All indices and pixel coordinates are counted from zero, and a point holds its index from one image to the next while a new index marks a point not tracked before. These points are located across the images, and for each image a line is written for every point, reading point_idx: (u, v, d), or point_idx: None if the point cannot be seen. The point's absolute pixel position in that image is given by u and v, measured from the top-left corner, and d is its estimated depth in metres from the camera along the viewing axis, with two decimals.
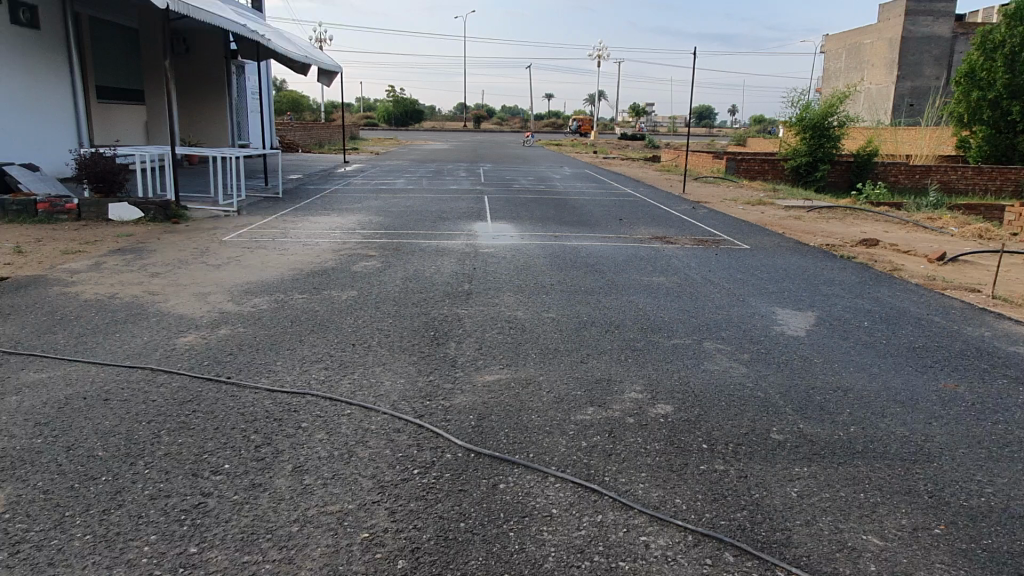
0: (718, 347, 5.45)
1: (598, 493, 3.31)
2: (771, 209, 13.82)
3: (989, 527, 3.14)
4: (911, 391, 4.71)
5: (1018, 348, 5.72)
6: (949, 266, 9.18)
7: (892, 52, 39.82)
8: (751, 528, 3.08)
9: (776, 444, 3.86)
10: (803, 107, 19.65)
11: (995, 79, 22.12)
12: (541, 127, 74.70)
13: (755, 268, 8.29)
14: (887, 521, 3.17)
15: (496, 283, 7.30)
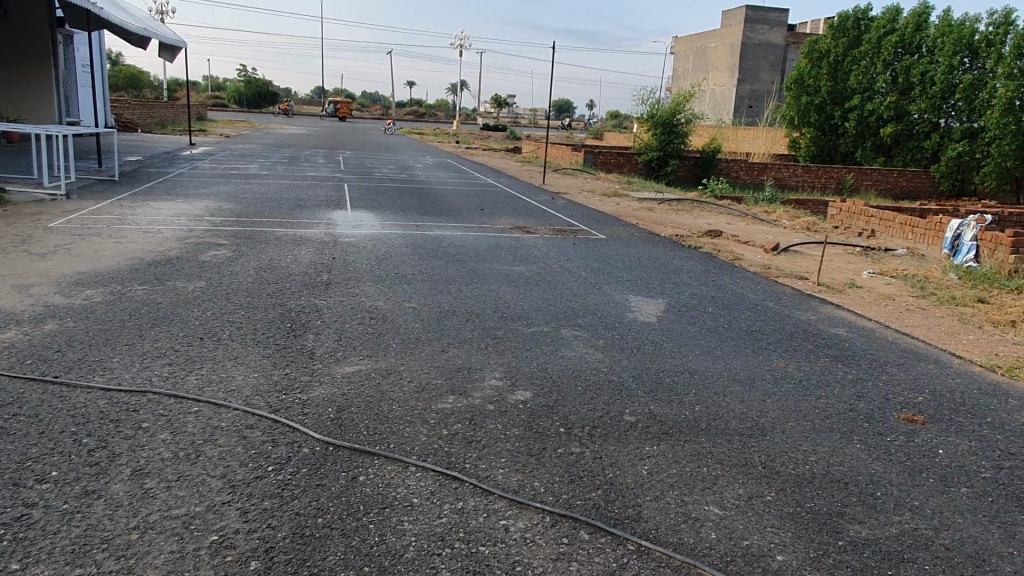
0: (575, 334, 5.64)
1: (459, 480, 3.33)
2: (626, 201, 14.43)
3: (812, 492, 3.47)
4: (748, 371, 5.10)
5: (838, 330, 6.34)
6: (781, 255, 10.01)
7: (733, 57, 42.64)
8: (605, 506, 3.21)
9: (628, 425, 4.05)
10: (653, 104, 20.66)
11: (821, 86, 24.22)
12: (403, 114, 73.77)
13: (610, 258, 8.63)
14: (727, 491, 3.41)
15: (356, 273, 7.13)
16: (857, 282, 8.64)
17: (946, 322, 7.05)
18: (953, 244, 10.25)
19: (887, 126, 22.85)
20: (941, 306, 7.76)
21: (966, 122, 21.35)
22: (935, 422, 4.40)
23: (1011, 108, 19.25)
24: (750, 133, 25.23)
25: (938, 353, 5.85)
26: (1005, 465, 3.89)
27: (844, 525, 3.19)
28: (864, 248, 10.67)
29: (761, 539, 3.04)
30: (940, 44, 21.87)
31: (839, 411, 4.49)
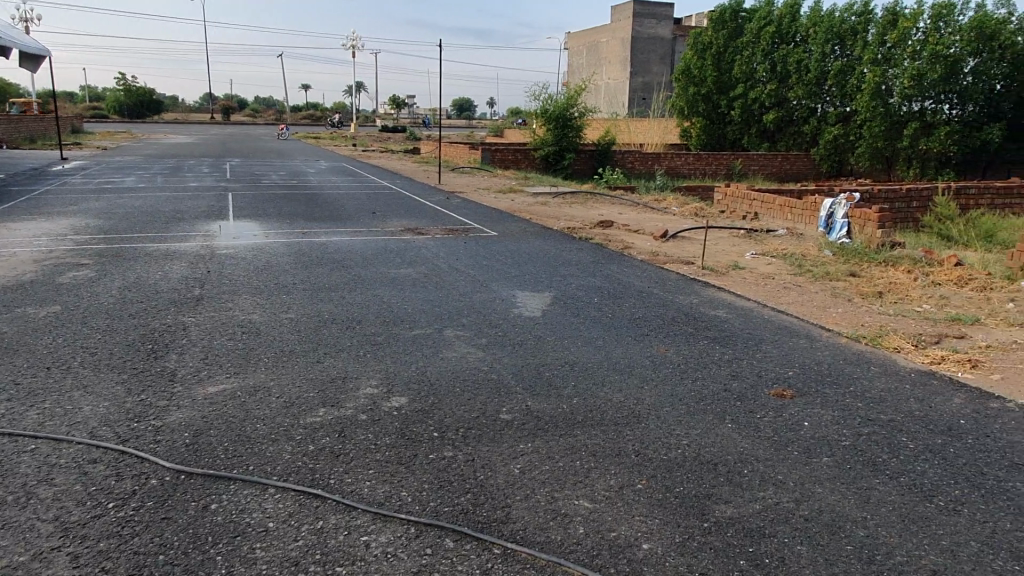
0: (458, 334, 5.54)
1: (320, 498, 3.17)
2: (521, 196, 14.48)
3: (681, 475, 3.49)
4: (628, 358, 5.15)
5: (718, 311, 6.50)
6: (670, 242, 10.22)
7: (624, 50, 43.58)
8: (474, 511, 3.12)
9: (504, 424, 3.98)
10: (546, 99, 20.84)
11: (707, 76, 25.06)
12: (299, 118, 71.86)
13: (501, 254, 8.59)
14: (598, 483, 3.39)
15: (231, 286, 6.78)
16: (740, 264, 8.91)
17: (821, 297, 7.35)
18: (827, 222, 10.74)
19: (769, 112, 23.86)
20: (817, 282, 8.10)
21: (839, 106, 22.52)
22: (802, 395, 4.55)
23: (878, 91, 20.42)
24: (642, 124, 25.86)
25: (809, 328, 6.08)
26: (864, 431, 4.05)
27: (710, 506, 3.22)
28: (748, 231, 11.06)
29: (628, 529, 3.02)
30: (812, 33, 23.01)
31: (713, 391, 4.58)
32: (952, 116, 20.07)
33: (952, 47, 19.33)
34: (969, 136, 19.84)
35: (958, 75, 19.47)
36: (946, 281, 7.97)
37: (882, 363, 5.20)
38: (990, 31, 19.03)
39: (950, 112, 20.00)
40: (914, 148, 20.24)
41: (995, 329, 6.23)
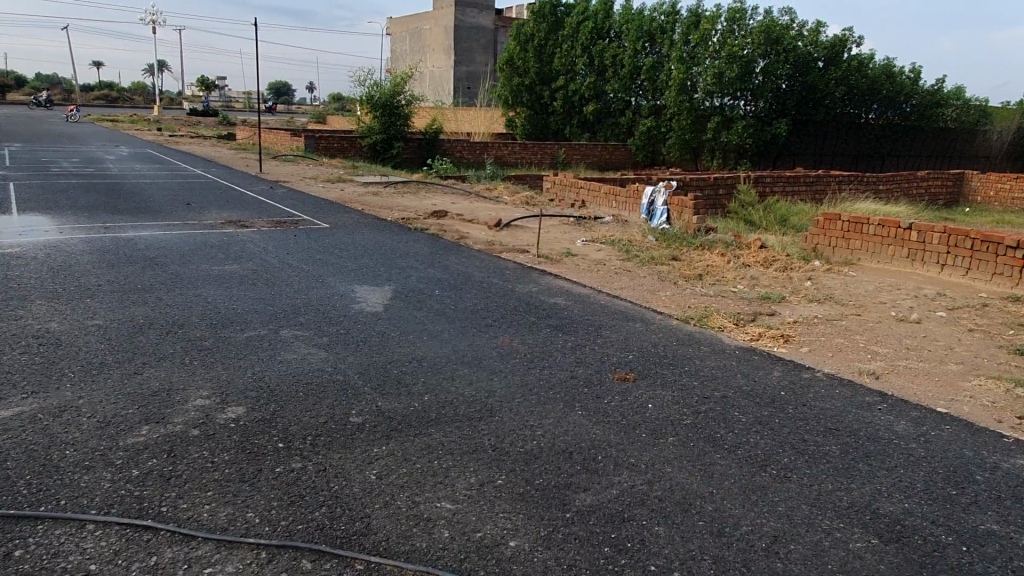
0: (296, 335, 5.20)
1: (153, 530, 2.81)
2: (350, 186, 13.99)
3: (539, 467, 3.50)
4: (475, 351, 5.10)
5: (557, 299, 6.64)
6: (504, 231, 10.32)
7: (447, 39, 43.31)
8: (331, 526, 2.92)
9: (354, 428, 3.78)
10: (371, 86, 20.30)
11: (529, 67, 25.59)
12: (90, 99, 64.74)
13: (335, 248, 8.21)
14: (458, 483, 3.30)
15: (20, 292, 5.91)
16: (572, 251, 9.18)
17: (649, 281, 7.75)
18: (649, 209, 11.40)
19: (588, 104, 24.89)
20: (643, 266, 8.54)
21: (651, 100, 23.94)
22: (643, 378, 4.75)
23: (684, 87, 21.94)
24: (468, 113, 25.96)
25: (642, 311, 6.38)
26: (701, 409, 4.29)
27: (570, 496, 3.25)
28: (577, 218, 11.44)
29: (494, 528, 2.97)
30: (625, 30, 24.29)
31: (561, 379, 4.66)
32: (747, 111, 22.05)
33: (746, 48, 21.24)
34: (761, 130, 21.92)
35: (751, 74, 21.41)
36: (755, 263, 8.72)
37: (709, 342, 5.57)
38: (775, 35, 21.14)
39: (745, 108, 21.96)
40: (717, 141, 22.02)
41: (798, 305, 6.89)
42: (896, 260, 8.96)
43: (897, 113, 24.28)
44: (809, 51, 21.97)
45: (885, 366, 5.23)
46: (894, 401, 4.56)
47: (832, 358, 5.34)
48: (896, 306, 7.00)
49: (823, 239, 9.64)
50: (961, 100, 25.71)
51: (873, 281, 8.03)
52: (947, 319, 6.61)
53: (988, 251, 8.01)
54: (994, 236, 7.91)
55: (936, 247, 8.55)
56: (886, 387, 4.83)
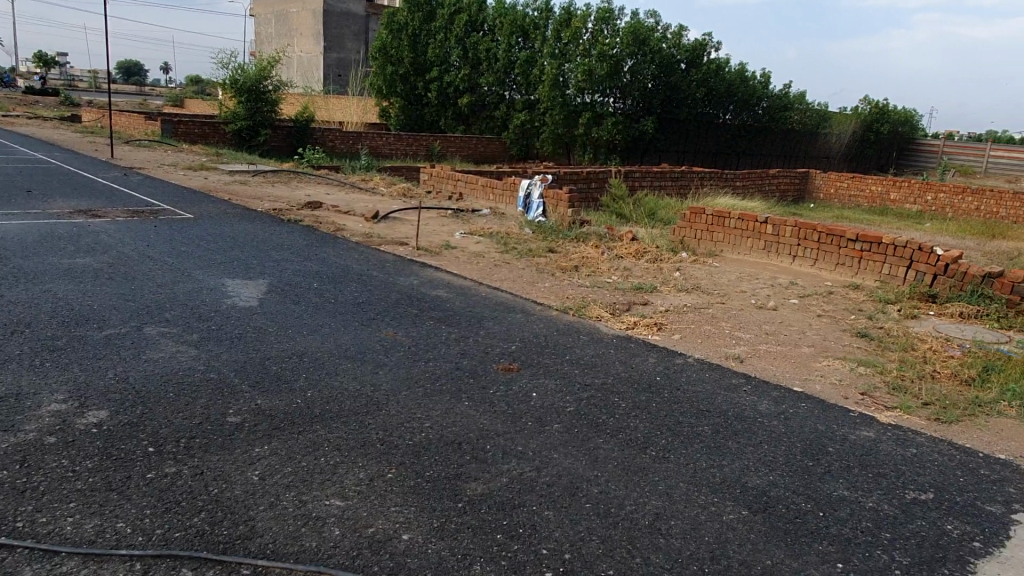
0: (163, 331, 4.88)
1: (7, 549, 2.56)
2: (214, 174, 13.24)
3: (430, 459, 3.49)
4: (357, 344, 5.00)
5: (439, 292, 6.62)
6: (382, 223, 10.15)
7: (315, 25, 40.53)
8: (212, 531, 2.77)
9: (232, 428, 3.60)
10: (235, 69, 19.28)
11: (403, 56, 25.16)
12: None
13: (201, 239, 7.74)
14: (347, 479, 3.23)
15: None
16: (451, 244, 9.16)
17: (527, 273, 7.89)
18: (525, 201, 11.60)
19: (463, 96, 24.88)
20: (522, 258, 8.67)
21: (525, 94, 24.27)
22: (526, 367, 4.84)
23: (557, 83, 22.39)
24: (340, 101, 25.20)
25: (523, 302, 6.49)
26: (583, 395, 4.44)
27: (461, 486, 3.26)
28: (455, 211, 11.43)
29: (386, 522, 2.93)
30: (498, 24, 24.48)
31: (446, 370, 4.67)
32: (616, 108, 22.84)
33: (615, 48, 21.97)
34: (630, 127, 22.79)
35: (620, 73, 22.19)
36: (627, 254, 9.08)
37: (588, 331, 5.76)
38: (642, 37, 22.00)
39: (614, 105, 22.74)
40: (588, 136, 22.63)
41: (668, 295, 7.25)
42: (754, 252, 9.61)
43: (750, 115, 26.05)
44: (672, 53, 23.04)
45: (747, 350, 5.62)
46: (756, 382, 4.91)
47: (701, 344, 5.66)
48: (756, 294, 7.51)
49: (689, 232, 10.20)
50: (805, 104, 27.87)
51: (734, 271, 8.58)
52: (799, 306, 7.18)
53: (832, 243, 8.76)
54: (837, 230, 8.68)
55: (788, 240, 9.24)
56: (749, 369, 5.19)
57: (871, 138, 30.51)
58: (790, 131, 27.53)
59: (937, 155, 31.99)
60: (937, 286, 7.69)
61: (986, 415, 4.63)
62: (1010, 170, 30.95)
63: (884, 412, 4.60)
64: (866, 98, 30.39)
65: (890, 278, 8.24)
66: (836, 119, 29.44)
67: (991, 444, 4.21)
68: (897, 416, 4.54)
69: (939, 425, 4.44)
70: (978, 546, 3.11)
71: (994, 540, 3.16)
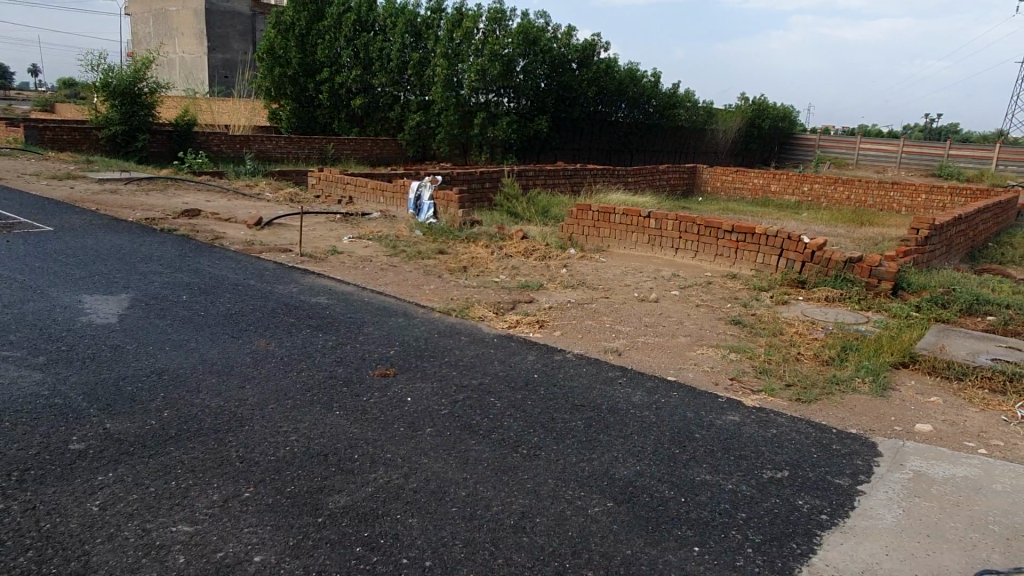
0: (4, 356, 4.51)
1: None
2: (82, 183, 12.42)
3: (291, 474, 3.36)
4: (225, 358, 4.78)
5: (320, 298, 6.43)
6: (265, 230, 9.78)
7: (198, 23, 38.35)
8: (38, 570, 2.57)
9: (74, 457, 3.35)
10: (105, 72, 18.18)
11: (290, 58, 24.36)
12: None
13: (58, 254, 7.21)
14: (198, 502, 3.07)
15: None
16: (338, 249, 8.94)
17: (414, 275, 7.78)
18: (416, 204, 11.42)
19: (355, 98, 24.41)
20: (410, 261, 8.56)
21: (419, 95, 24.17)
22: (404, 372, 4.77)
23: (450, 83, 22.27)
24: (225, 104, 24.17)
25: (406, 306, 6.39)
26: (459, 398, 4.40)
27: (323, 500, 3.16)
28: (344, 215, 11.19)
29: (237, 545, 2.80)
30: (389, 24, 24.17)
31: (319, 380, 4.52)
32: (511, 108, 22.95)
33: (506, 47, 22.06)
34: (524, 126, 22.93)
35: (512, 73, 22.30)
36: (516, 253, 9.13)
37: (470, 332, 5.74)
38: (533, 37, 22.28)
39: (508, 104, 22.82)
40: (484, 136, 22.59)
41: (553, 291, 7.33)
42: (639, 246, 9.87)
43: (640, 113, 26.80)
44: (562, 53, 23.43)
45: (626, 343, 5.74)
46: (632, 374, 5.02)
47: (581, 339, 5.75)
48: (638, 288, 7.69)
49: (577, 228, 10.36)
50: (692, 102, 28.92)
51: (620, 266, 8.77)
52: (679, 297, 7.41)
53: (711, 235, 9.10)
54: (715, 222, 9.00)
55: (670, 234, 9.54)
56: (626, 362, 5.30)
57: (753, 134, 32.08)
58: (678, 128, 28.54)
59: (814, 149, 34.01)
60: (806, 272, 8.12)
61: (842, 392, 4.91)
62: (878, 161, 33.32)
63: (750, 395, 4.79)
64: (746, 95, 32.02)
65: (764, 267, 8.64)
66: (721, 116, 30.76)
67: (845, 419, 4.46)
68: (762, 398, 4.75)
69: (800, 405, 4.67)
70: (825, 518, 3.27)
71: (839, 511, 3.34)
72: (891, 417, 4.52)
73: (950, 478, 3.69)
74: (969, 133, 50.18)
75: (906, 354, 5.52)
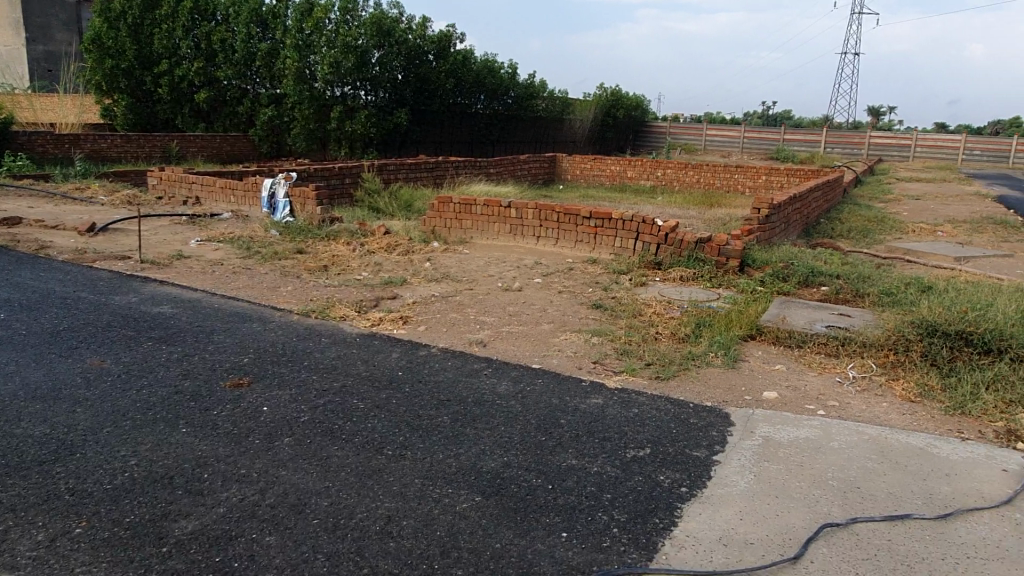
0: None
1: None
2: None
3: (130, 503, 3.07)
4: (51, 380, 4.32)
5: (164, 308, 5.97)
6: (100, 236, 8.98)
7: (12, 12, 34.65)
8: None
9: None
10: None
11: (123, 49, 22.45)
12: None
13: None
14: (20, 545, 2.74)
15: None
16: (184, 253, 8.36)
17: (270, 277, 7.41)
18: (270, 202, 10.93)
19: (199, 92, 22.97)
20: (266, 262, 8.14)
21: (269, 88, 23.30)
22: (259, 380, 4.49)
23: (303, 76, 21.36)
24: (49, 100, 22.00)
25: (260, 310, 6.06)
26: (319, 403, 4.20)
27: (168, 527, 2.90)
28: (190, 217, 10.49)
29: None
30: (233, 14, 22.91)
31: (163, 397, 4.17)
32: (368, 101, 22.44)
33: (360, 39, 21.53)
34: (383, 120, 22.47)
35: (368, 64, 21.78)
36: (378, 249, 8.92)
37: (330, 333, 5.51)
38: (387, 28, 21.90)
39: (366, 98, 22.29)
40: (342, 130, 21.89)
41: (418, 286, 7.21)
42: (502, 236, 9.92)
43: (500, 104, 27.04)
44: (418, 44, 23.20)
45: (491, 334, 5.73)
46: (497, 364, 5.01)
47: (446, 333, 5.68)
48: (502, 278, 7.71)
49: (440, 221, 10.27)
50: (549, 92, 29.52)
51: (484, 257, 8.77)
52: (542, 284, 7.49)
53: (570, 222, 9.29)
54: (574, 209, 9.20)
55: (531, 222, 9.65)
56: (491, 352, 5.28)
57: (609, 122, 33.24)
58: (537, 119, 29.04)
59: (665, 136, 35.72)
60: (660, 254, 8.47)
61: (697, 366, 5.15)
62: (723, 147, 35.63)
63: (611, 377, 4.92)
64: (603, 84, 33.13)
65: (622, 251, 8.92)
66: (578, 106, 31.60)
67: (700, 393, 4.66)
68: (623, 379, 4.89)
69: (658, 383, 4.84)
70: (685, 491, 3.40)
71: (696, 482, 3.48)
72: (742, 387, 4.79)
73: (794, 441, 3.94)
74: (799, 119, 54.52)
75: (753, 327, 5.87)
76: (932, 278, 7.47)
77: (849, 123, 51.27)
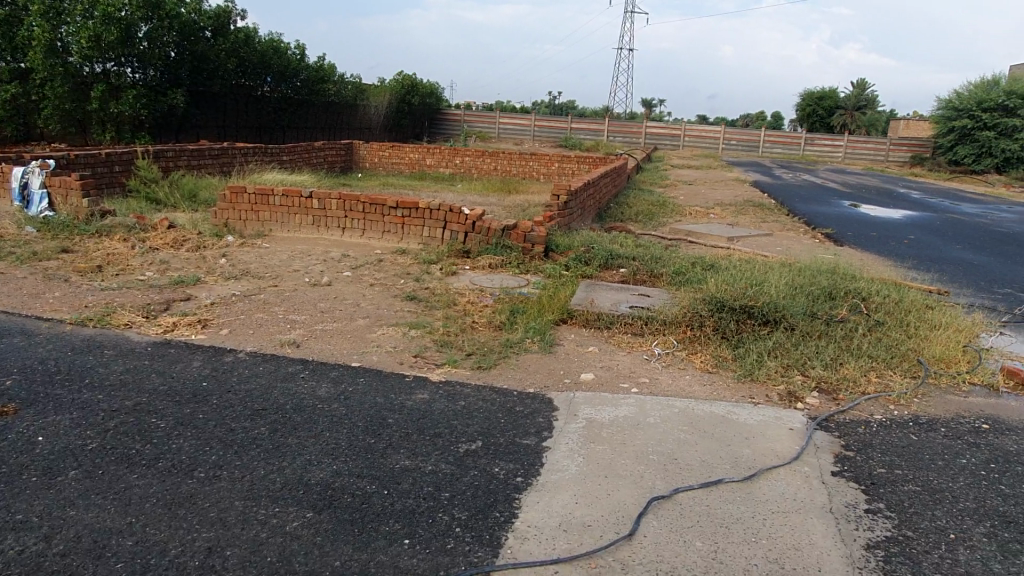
0: None
1: None
2: None
3: None
4: None
5: None
6: None
7: None
8: None
9: None
10: None
11: None
12: None
13: None
14: None
15: None
16: None
17: (30, 282, 6.39)
18: (22, 194, 9.47)
19: None
20: (23, 265, 7.02)
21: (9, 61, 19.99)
22: (30, 406, 3.83)
23: (52, 48, 18.43)
24: None
25: (22, 322, 5.19)
26: (110, 426, 3.68)
27: None
28: None
29: None
30: None
31: None
32: (137, 79, 20.20)
33: (123, 10, 19.30)
34: (155, 101, 20.32)
35: (134, 39, 19.59)
36: (162, 245, 8.06)
37: (116, 344, 4.87)
38: None
39: (133, 76, 20.05)
40: (105, 112, 19.45)
41: (213, 285, 6.61)
42: (303, 229, 9.41)
43: (288, 87, 25.70)
44: (193, 19, 21.32)
45: (303, 333, 5.40)
46: (314, 365, 4.73)
47: (252, 335, 5.26)
48: (308, 272, 7.32)
49: (232, 213, 9.52)
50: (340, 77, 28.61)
51: (285, 250, 8.27)
52: (352, 278, 7.21)
53: (375, 212, 9.04)
54: (379, 199, 8.95)
55: (334, 213, 9.26)
56: (306, 353, 4.97)
57: (404, 109, 33.00)
58: (329, 104, 28.01)
59: (460, 123, 36.18)
60: (469, 242, 8.51)
61: (516, 354, 5.23)
62: (515, 135, 36.85)
63: (434, 370, 4.84)
64: (400, 72, 33.07)
65: (430, 240, 8.84)
66: (371, 91, 30.90)
67: (523, 380, 4.73)
68: (446, 371, 4.83)
69: (481, 373, 4.85)
70: (521, 480, 3.42)
71: (531, 470, 3.52)
72: (560, 371, 4.94)
73: (614, 420, 4.13)
74: (582, 108, 57.77)
75: (564, 311, 6.08)
76: (712, 257, 8.24)
77: (626, 114, 55.34)
